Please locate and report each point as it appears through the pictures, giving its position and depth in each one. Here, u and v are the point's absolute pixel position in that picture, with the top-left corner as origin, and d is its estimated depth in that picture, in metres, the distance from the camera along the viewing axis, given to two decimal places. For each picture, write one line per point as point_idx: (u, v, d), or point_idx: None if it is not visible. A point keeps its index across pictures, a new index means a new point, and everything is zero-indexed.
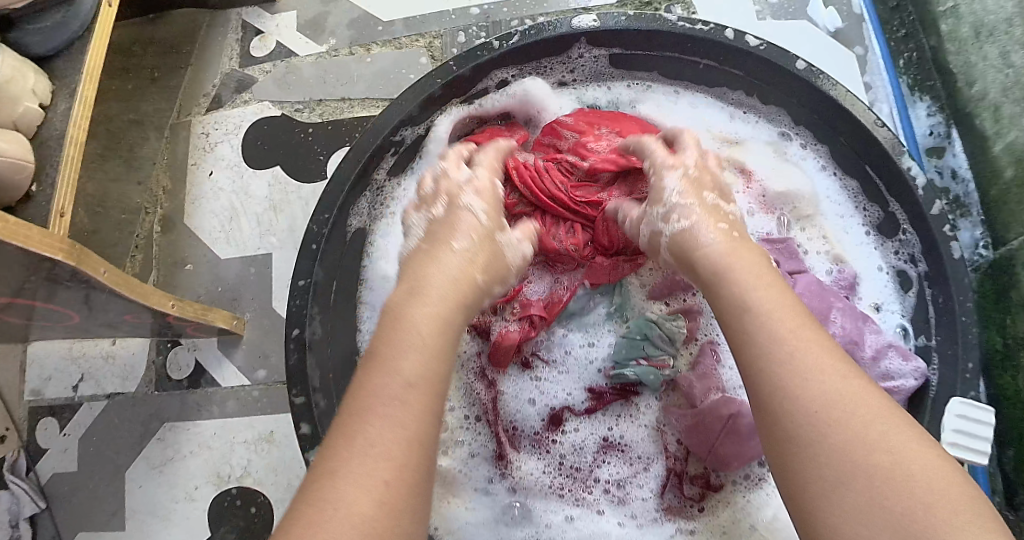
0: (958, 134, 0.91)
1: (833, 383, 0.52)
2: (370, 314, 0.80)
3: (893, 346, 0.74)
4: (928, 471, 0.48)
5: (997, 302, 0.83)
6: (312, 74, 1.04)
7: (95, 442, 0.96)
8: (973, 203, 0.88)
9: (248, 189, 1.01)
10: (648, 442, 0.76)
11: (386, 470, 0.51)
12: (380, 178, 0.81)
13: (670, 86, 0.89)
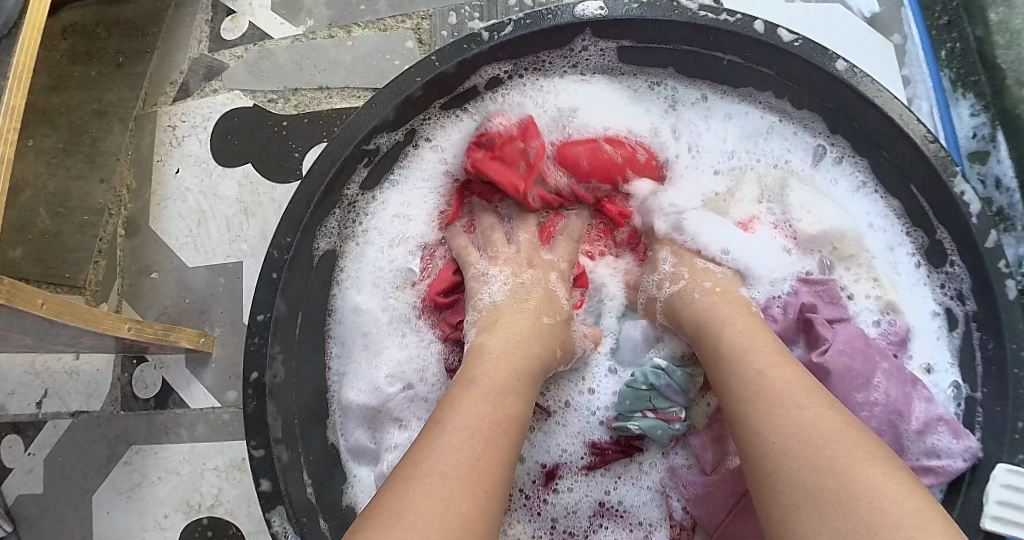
0: (1005, 138, 0.83)
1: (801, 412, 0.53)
2: (340, 350, 0.72)
3: (944, 422, 0.65)
4: (883, 480, 0.48)
5: None
6: (287, 60, 0.93)
7: (61, 463, 0.88)
8: (1018, 215, 0.81)
9: (217, 190, 0.92)
10: (651, 507, 0.71)
11: (453, 495, 0.51)
12: (352, 193, 0.71)
13: (699, 87, 0.78)
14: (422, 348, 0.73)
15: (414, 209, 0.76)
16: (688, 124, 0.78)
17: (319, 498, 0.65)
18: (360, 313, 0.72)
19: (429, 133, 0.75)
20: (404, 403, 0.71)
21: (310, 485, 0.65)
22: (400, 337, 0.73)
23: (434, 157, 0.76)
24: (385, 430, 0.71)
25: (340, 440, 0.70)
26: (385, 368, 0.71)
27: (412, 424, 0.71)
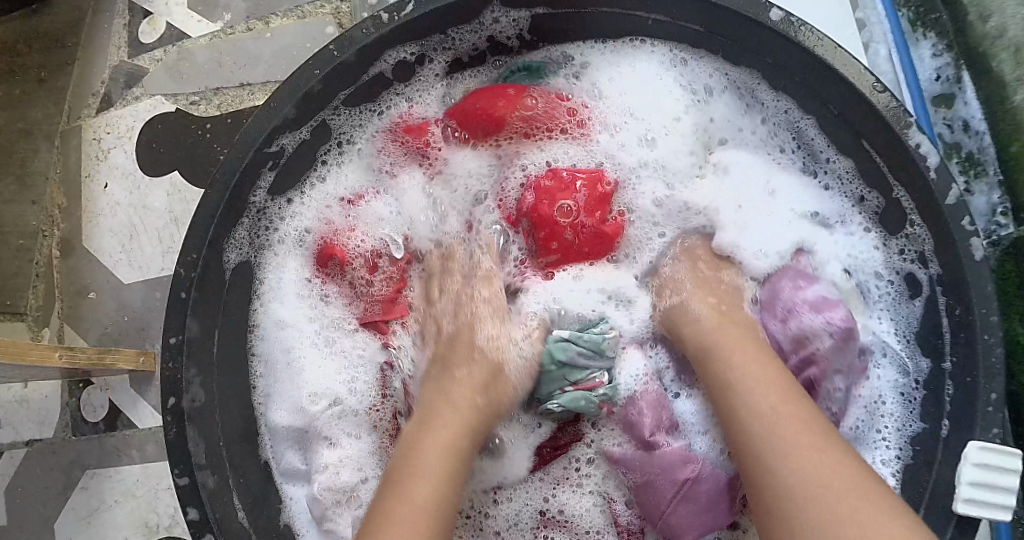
0: (971, 79, 0.77)
1: (741, 359, 0.59)
2: (267, 370, 0.70)
3: (814, 298, 0.68)
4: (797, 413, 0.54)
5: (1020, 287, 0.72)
6: (206, 59, 0.89)
7: (20, 494, 0.87)
8: (989, 160, 0.76)
9: (146, 201, 0.88)
10: (596, 512, 0.69)
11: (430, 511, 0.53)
12: (260, 199, 0.67)
13: (631, 40, 0.72)
14: (350, 360, 0.72)
15: (352, 235, 0.74)
16: (621, 92, 0.75)
17: (252, 522, 0.63)
18: (280, 326, 0.70)
19: (344, 130, 0.72)
20: (333, 420, 0.70)
21: (241, 510, 0.63)
22: (328, 349, 0.72)
23: (368, 163, 0.75)
24: (316, 450, 0.70)
25: (272, 463, 0.69)
26: (308, 385, 0.70)
27: (343, 441, 0.70)
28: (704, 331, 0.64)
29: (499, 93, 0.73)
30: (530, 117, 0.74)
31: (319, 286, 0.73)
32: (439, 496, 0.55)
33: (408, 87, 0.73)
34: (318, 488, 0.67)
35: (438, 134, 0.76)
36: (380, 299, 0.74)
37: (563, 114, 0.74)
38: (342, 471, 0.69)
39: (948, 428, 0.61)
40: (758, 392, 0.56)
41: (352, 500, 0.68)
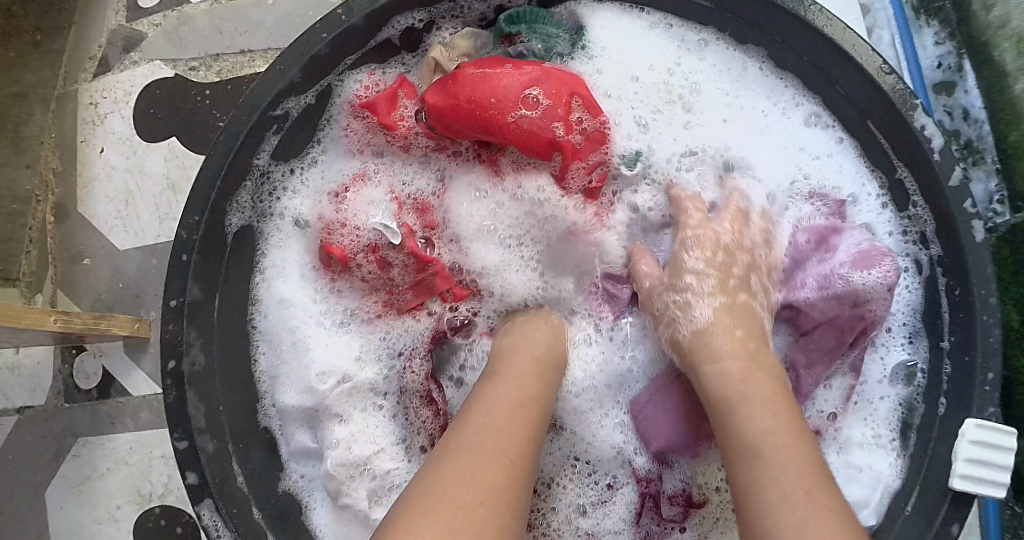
0: (972, 68, 0.77)
1: (719, 331, 0.61)
2: (267, 350, 0.68)
3: (849, 259, 0.63)
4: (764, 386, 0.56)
5: (1015, 273, 0.73)
6: (207, 25, 0.88)
7: (11, 461, 0.86)
8: (987, 148, 0.76)
9: (143, 166, 0.87)
10: (612, 459, 0.69)
11: (498, 466, 0.50)
12: (264, 163, 0.66)
13: (630, 8, 0.70)
14: (371, 338, 0.70)
15: (345, 230, 0.69)
16: (611, 62, 0.70)
17: (252, 489, 0.62)
18: (282, 304, 0.68)
19: (333, 105, 0.69)
20: (343, 398, 0.67)
21: (241, 474, 0.62)
22: (337, 326, 0.69)
23: (354, 142, 0.71)
24: (327, 429, 0.66)
25: (279, 443, 0.66)
26: (315, 364, 0.67)
27: (353, 416, 0.67)
28: (730, 376, 0.57)
29: (499, 78, 0.64)
30: (524, 121, 0.64)
31: (321, 271, 0.70)
32: (527, 393, 0.58)
33: (414, 57, 0.71)
34: (329, 464, 0.64)
35: (410, 110, 0.70)
36: (408, 286, 0.70)
37: (566, 121, 0.64)
38: (355, 446, 0.66)
39: (945, 409, 0.59)
40: (781, 455, 0.49)
41: (366, 473, 0.65)
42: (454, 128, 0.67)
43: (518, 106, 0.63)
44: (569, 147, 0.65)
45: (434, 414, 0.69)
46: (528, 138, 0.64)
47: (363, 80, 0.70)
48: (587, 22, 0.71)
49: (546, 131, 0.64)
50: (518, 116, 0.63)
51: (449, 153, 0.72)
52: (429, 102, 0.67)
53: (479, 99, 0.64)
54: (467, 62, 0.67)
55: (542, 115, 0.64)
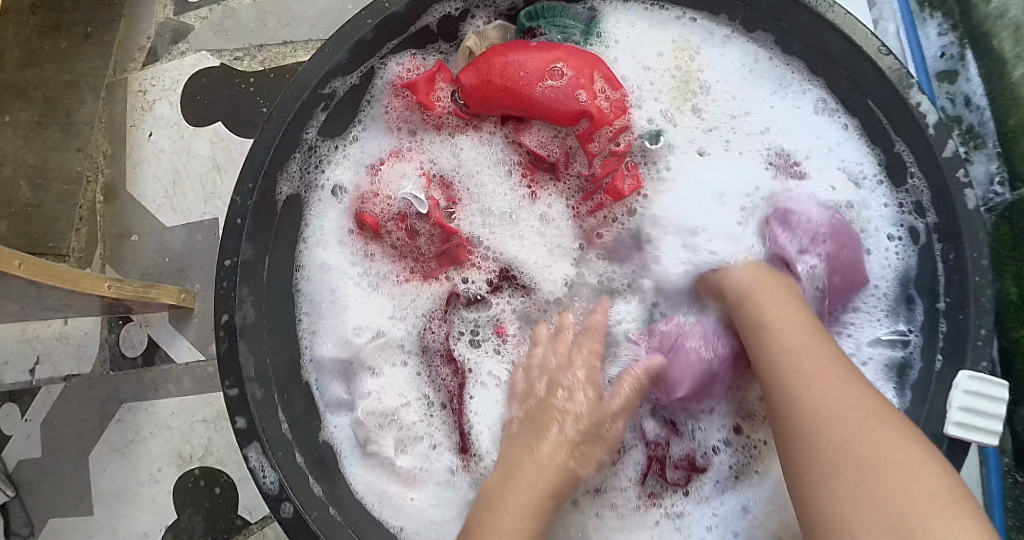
0: (973, 57, 0.82)
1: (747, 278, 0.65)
2: (309, 308, 0.73)
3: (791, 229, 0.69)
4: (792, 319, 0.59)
5: (1013, 247, 0.76)
6: (252, 18, 0.94)
7: (57, 426, 0.91)
8: (987, 133, 0.80)
9: (189, 149, 0.93)
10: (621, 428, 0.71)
11: None
12: (311, 138, 0.71)
13: (645, 2, 0.75)
14: (401, 302, 0.74)
15: (378, 200, 0.75)
16: (626, 50, 0.76)
17: (295, 436, 0.66)
18: (323, 268, 0.74)
19: (374, 87, 0.75)
20: (376, 351, 0.72)
21: (284, 421, 0.66)
22: (371, 288, 0.74)
23: (395, 120, 0.77)
24: (360, 380, 0.72)
25: (316, 395, 0.71)
26: (352, 319, 0.73)
27: (384, 369, 0.73)
28: (765, 310, 0.61)
29: (529, 52, 0.70)
30: (550, 91, 0.70)
31: (358, 237, 0.75)
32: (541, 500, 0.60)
33: (451, 48, 0.77)
34: (360, 412, 0.70)
35: (446, 92, 0.75)
36: (433, 255, 0.75)
37: (589, 90, 0.70)
38: (384, 397, 0.71)
39: (941, 362, 0.62)
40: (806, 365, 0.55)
41: (393, 424, 0.70)
42: (489, 104, 0.73)
43: (537, 82, 0.70)
44: (595, 112, 0.70)
45: (452, 372, 0.73)
46: (552, 107, 0.70)
47: (406, 63, 0.75)
48: (603, 15, 0.77)
49: (570, 101, 0.70)
50: (540, 89, 0.70)
51: (474, 133, 0.77)
52: (464, 82, 0.73)
53: (503, 75, 0.70)
54: (499, 46, 0.73)
55: (566, 85, 0.69)
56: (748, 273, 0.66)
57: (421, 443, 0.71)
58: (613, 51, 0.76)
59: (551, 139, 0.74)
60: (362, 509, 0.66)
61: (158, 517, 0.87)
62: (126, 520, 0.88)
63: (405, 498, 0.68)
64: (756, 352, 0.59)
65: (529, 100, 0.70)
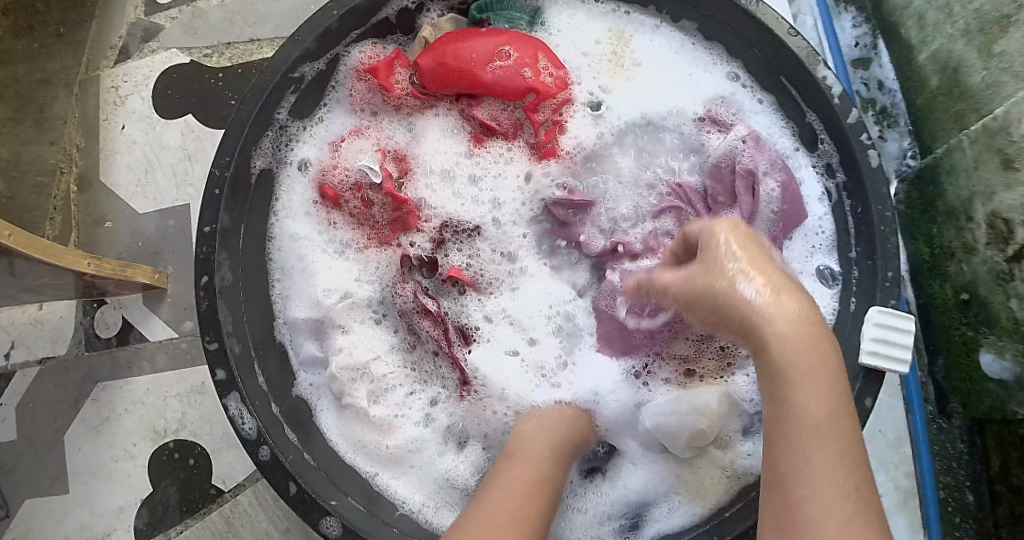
0: (885, 45, 0.88)
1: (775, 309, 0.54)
2: (281, 276, 0.78)
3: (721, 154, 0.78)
4: (816, 385, 0.51)
5: (923, 211, 0.81)
6: (219, 18, 1.00)
7: (31, 408, 0.94)
8: (900, 113, 0.86)
9: (161, 140, 0.98)
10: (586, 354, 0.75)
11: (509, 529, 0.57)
12: (282, 118, 0.78)
13: None
14: (368, 266, 0.80)
15: (337, 171, 0.81)
16: (567, 39, 0.84)
17: (271, 388, 0.72)
18: (293, 238, 0.79)
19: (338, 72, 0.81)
20: (345, 311, 0.78)
21: (260, 375, 0.71)
22: (338, 254, 0.80)
23: (359, 101, 0.83)
24: (330, 338, 0.77)
25: (291, 354, 0.77)
26: (322, 282, 0.78)
27: (354, 327, 0.78)
28: (787, 358, 0.52)
29: (480, 39, 0.79)
30: (499, 71, 0.78)
31: (323, 208, 0.80)
32: (527, 497, 0.61)
33: (409, 39, 0.84)
34: (334, 367, 0.74)
35: (405, 76, 0.82)
36: (386, 222, 0.80)
37: (533, 68, 0.78)
38: (354, 353, 0.76)
39: (856, 303, 0.69)
40: (815, 443, 0.49)
41: (365, 376, 0.75)
42: (445, 85, 0.80)
43: (490, 66, 0.78)
44: (540, 87, 0.79)
45: (433, 324, 0.77)
46: (503, 87, 0.79)
47: (367, 50, 0.81)
48: (546, 7, 0.85)
49: (519, 78, 0.78)
50: (491, 72, 0.78)
51: (432, 111, 0.83)
52: (423, 66, 0.80)
53: (455, 62, 0.78)
54: (450, 34, 0.80)
55: (515, 65, 0.78)
56: (768, 293, 0.54)
57: (396, 391, 0.77)
58: (555, 38, 0.84)
59: (502, 111, 0.81)
60: (336, 457, 0.72)
61: (133, 491, 0.90)
62: (102, 496, 0.91)
63: (380, 446, 0.73)
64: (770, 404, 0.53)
65: (481, 82, 0.79)
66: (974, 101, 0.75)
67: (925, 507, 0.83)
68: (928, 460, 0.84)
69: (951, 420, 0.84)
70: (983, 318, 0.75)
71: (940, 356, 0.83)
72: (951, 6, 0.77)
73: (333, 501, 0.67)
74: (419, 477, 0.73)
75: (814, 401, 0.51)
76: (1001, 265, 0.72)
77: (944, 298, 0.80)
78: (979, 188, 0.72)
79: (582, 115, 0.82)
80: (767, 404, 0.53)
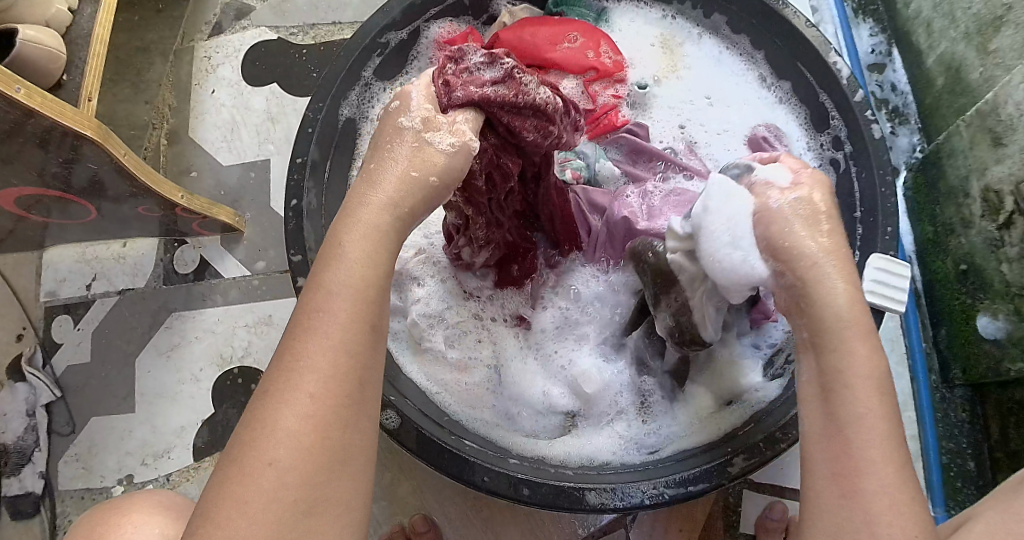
0: (898, 52, 1.01)
1: (842, 313, 0.51)
2: None
3: None
4: (879, 406, 0.48)
5: (928, 194, 0.93)
6: (305, 3, 1.13)
7: (106, 334, 1.03)
8: (911, 112, 0.99)
9: (248, 104, 1.10)
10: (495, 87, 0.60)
11: (313, 382, 0.48)
12: (368, 76, 0.89)
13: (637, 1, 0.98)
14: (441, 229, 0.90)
15: None
16: (624, 37, 0.98)
17: None
18: None
19: (419, 47, 0.94)
20: (420, 264, 0.87)
21: None
22: None
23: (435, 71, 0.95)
24: (408, 289, 0.86)
25: None
26: None
27: (428, 280, 0.86)
28: (850, 372, 0.49)
29: (550, 22, 0.92)
30: (566, 50, 0.92)
31: None
32: (345, 338, 0.49)
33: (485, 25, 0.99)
34: (415, 314, 0.83)
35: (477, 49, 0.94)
36: None
37: (595, 50, 0.93)
38: (430, 303, 0.85)
39: (860, 254, 0.79)
40: (865, 426, 0.48)
41: (440, 324, 0.84)
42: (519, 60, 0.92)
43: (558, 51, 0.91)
44: (599, 66, 0.93)
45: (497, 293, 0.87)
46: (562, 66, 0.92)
47: (445, 27, 0.95)
48: (611, 8, 0.99)
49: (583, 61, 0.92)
50: (557, 53, 0.91)
51: None
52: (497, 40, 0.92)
53: (529, 43, 0.91)
54: (519, 20, 0.94)
55: (575, 51, 0.92)
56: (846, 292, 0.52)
57: (465, 339, 0.85)
58: (615, 34, 0.98)
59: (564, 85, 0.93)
60: (414, 385, 0.81)
61: (195, 411, 0.99)
62: (165, 415, 0.99)
63: (457, 382, 0.83)
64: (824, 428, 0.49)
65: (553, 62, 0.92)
66: (973, 95, 0.88)
67: (928, 468, 0.90)
68: (932, 431, 0.91)
69: (954, 389, 0.93)
70: (979, 285, 0.87)
71: (943, 327, 0.93)
72: (953, 13, 0.90)
73: (393, 398, 0.75)
74: (472, 403, 0.82)
75: (874, 416, 0.48)
76: (993, 233, 0.83)
77: (945, 271, 0.92)
78: (975, 165, 0.84)
79: (630, 95, 0.95)
80: (822, 441, 0.49)
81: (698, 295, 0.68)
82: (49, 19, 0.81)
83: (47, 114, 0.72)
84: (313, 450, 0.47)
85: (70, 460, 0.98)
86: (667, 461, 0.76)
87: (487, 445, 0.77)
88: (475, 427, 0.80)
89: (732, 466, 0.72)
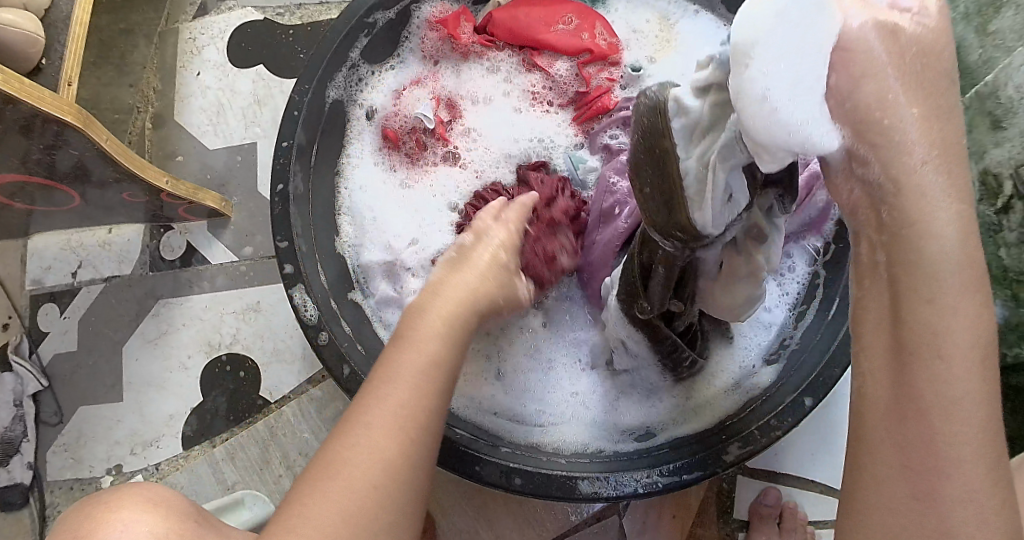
0: None
1: (951, 264, 0.41)
2: (349, 219, 0.87)
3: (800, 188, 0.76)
4: (973, 386, 0.41)
5: None
6: None
7: (93, 322, 1.01)
8: None
9: (234, 86, 1.08)
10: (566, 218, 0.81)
11: (393, 425, 0.51)
12: (355, 57, 0.87)
13: None
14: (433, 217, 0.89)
15: (398, 117, 0.92)
16: (622, 17, 0.96)
17: (331, 287, 0.79)
18: (359, 186, 0.89)
19: (412, 27, 0.92)
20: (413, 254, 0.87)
21: (323, 275, 0.79)
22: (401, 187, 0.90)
23: (427, 50, 0.94)
24: (402, 278, 0.86)
25: (366, 295, 0.84)
26: (392, 231, 0.88)
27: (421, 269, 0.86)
28: (955, 348, 0.41)
29: (544, 2, 0.92)
30: (560, 33, 0.91)
31: (386, 149, 0.91)
32: (417, 384, 0.53)
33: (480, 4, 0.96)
34: None
35: (470, 29, 0.93)
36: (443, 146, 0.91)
37: (590, 33, 0.91)
38: None
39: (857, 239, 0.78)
40: (962, 419, 0.41)
41: None
42: (513, 38, 0.92)
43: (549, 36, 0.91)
44: (594, 48, 0.90)
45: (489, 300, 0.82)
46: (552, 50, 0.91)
47: (437, 6, 0.93)
48: None
49: (579, 44, 0.90)
50: (551, 36, 0.91)
51: (493, 56, 0.93)
52: (493, 19, 0.92)
53: (523, 27, 0.91)
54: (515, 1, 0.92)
55: (569, 35, 0.91)
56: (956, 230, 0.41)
57: None
58: (612, 15, 0.96)
59: (557, 66, 0.92)
60: None
61: (184, 399, 0.98)
62: (154, 404, 0.98)
63: None
64: (909, 414, 0.42)
65: (548, 46, 0.91)
66: None
67: None
68: None
69: None
70: None
71: None
72: None
73: None
74: (469, 394, 0.81)
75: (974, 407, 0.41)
76: (991, 217, 0.81)
77: None
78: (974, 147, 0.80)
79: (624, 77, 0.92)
80: (903, 429, 0.42)
81: (693, 158, 0.50)
82: (27, 1, 0.79)
83: (26, 99, 0.70)
84: (383, 488, 0.49)
85: (58, 450, 0.97)
86: (659, 449, 0.75)
87: (480, 432, 0.76)
88: (465, 414, 0.79)
89: (727, 453, 0.72)
